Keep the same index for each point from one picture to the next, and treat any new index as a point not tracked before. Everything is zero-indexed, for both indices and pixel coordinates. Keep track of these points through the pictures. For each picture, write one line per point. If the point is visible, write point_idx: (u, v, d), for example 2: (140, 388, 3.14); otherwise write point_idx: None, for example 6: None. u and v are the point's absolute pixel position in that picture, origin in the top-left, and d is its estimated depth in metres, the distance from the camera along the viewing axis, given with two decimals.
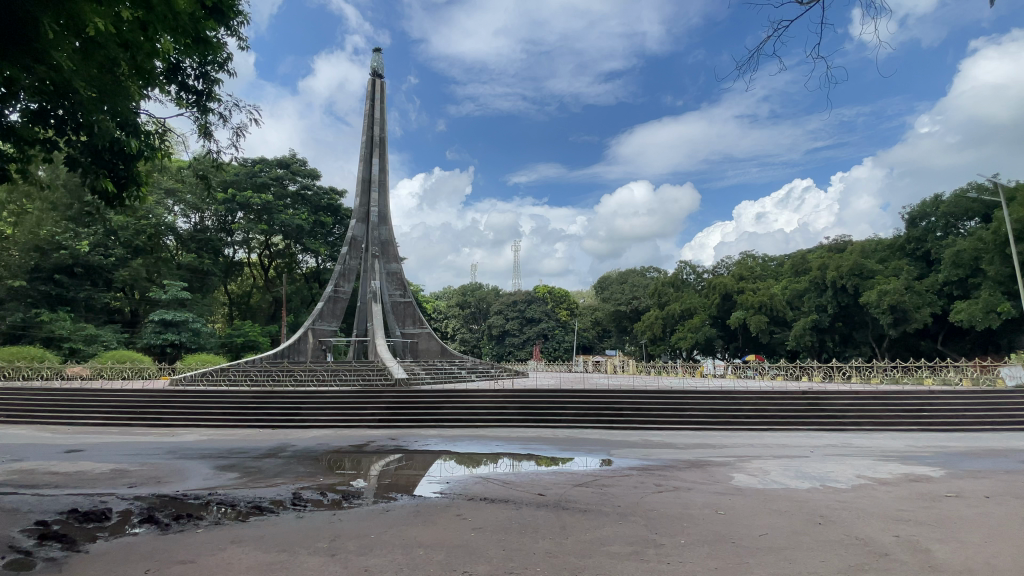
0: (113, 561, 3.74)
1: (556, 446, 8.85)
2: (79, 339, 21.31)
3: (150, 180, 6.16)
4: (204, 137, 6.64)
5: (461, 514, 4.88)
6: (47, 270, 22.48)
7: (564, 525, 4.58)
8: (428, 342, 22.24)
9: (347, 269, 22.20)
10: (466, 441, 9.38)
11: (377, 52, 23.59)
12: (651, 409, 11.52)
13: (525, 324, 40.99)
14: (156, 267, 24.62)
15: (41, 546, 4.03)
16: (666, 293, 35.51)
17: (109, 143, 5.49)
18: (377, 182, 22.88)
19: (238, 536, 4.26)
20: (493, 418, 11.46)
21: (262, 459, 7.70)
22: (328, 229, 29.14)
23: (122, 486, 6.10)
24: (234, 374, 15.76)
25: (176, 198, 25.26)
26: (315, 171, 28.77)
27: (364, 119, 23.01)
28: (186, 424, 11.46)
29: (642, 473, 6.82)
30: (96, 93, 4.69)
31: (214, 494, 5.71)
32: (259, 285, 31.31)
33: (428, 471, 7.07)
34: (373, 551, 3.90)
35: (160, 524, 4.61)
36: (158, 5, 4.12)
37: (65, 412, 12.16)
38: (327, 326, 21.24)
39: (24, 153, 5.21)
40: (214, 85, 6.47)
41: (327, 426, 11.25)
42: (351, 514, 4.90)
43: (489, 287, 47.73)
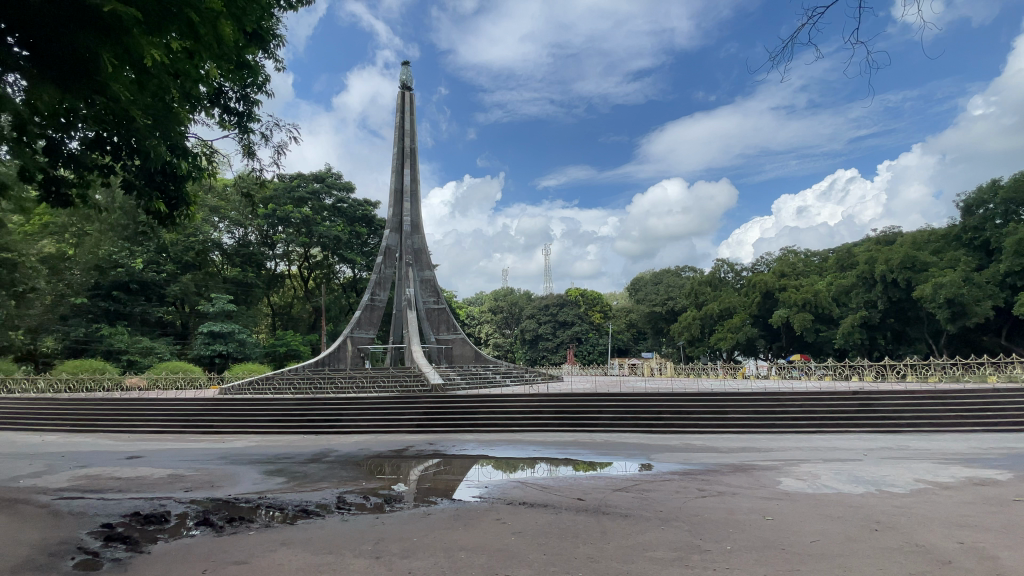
0: (173, 561, 3.94)
1: (593, 451, 8.75)
2: (136, 352, 22.61)
3: (196, 199, 6.52)
4: (247, 156, 6.93)
5: (501, 518, 4.89)
6: (105, 288, 23.75)
7: (606, 530, 4.52)
8: (463, 348, 22.43)
9: (382, 277, 22.68)
10: (503, 445, 9.42)
11: (406, 65, 24.13)
12: (690, 411, 11.25)
13: (558, 327, 40.58)
14: (204, 281, 26.45)
15: (107, 547, 4.29)
16: (703, 293, 34.67)
17: (161, 166, 5.83)
18: (408, 192, 23.33)
19: (286, 538, 4.41)
20: (529, 422, 11.44)
21: (307, 464, 7.95)
22: (362, 240, 29.92)
23: (179, 490, 6.42)
24: (278, 382, 16.34)
25: (220, 215, 26.51)
26: (349, 184, 29.70)
27: (394, 131, 23.57)
28: (235, 431, 11.98)
29: (683, 477, 6.67)
30: (157, 121, 4.98)
31: (263, 498, 5.94)
32: (299, 296, 32.34)
33: (466, 475, 7.12)
34: (416, 553, 3.96)
35: (215, 526, 4.82)
36: (206, 40, 4.29)
37: (125, 420, 12.91)
38: (365, 333, 21.81)
39: (84, 179, 5.54)
40: (254, 106, 6.77)
41: (367, 431, 11.51)
42: (393, 518, 5.00)
43: (521, 291, 47.78)
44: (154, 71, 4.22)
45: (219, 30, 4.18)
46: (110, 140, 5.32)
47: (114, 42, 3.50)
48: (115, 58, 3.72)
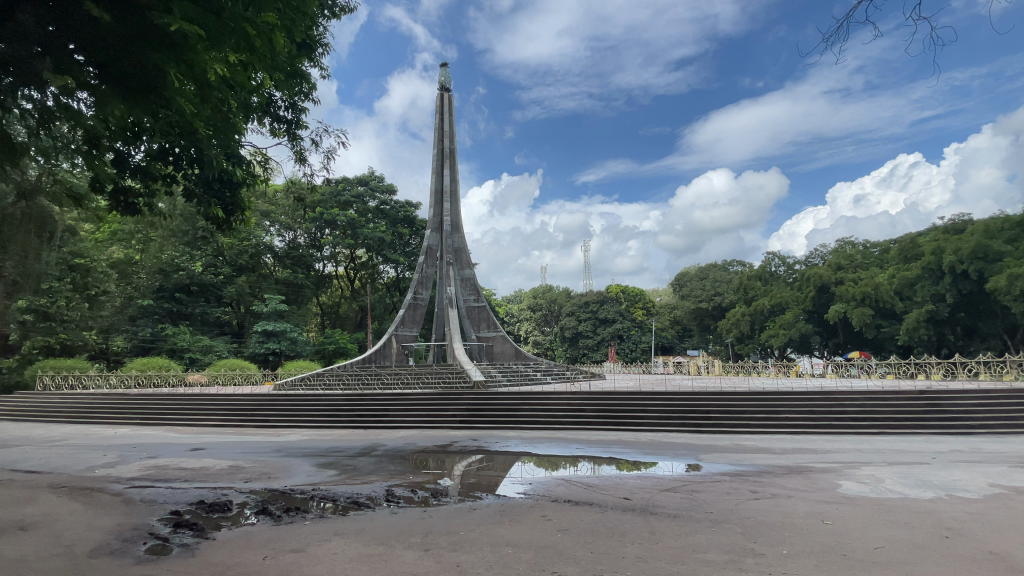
0: (237, 547, 4.18)
1: (639, 450, 8.59)
2: (197, 349, 24.05)
3: (251, 205, 6.87)
4: (299, 162, 7.18)
5: (546, 515, 4.89)
6: (169, 290, 25.41)
7: (653, 531, 4.43)
8: (503, 345, 22.56)
9: (424, 276, 23.14)
10: (547, 443, 9.41)
11: (444, 66, 24.46)
12: (740, 411, 10.88)
13: (598, 325, 40.02)
14: (258, 282, 27.75)
15: (176, 532, 4.59)
16: (752, 288, 33.39)
17: (219, 174, 6.12)
18: (448, 192, 23.63)
19: (339, 528, 4.58)
20: (571, 419, 11.37)
21: (356, 458, 8.22)
22: (404, 241, 30.63)
23: (239, 480, 6.79)
24: (328, 378, 16.97)
25: (271, 219, 27.75)
26: (391, 187, 30.46)
27: (434, 132, 23.97)
28: (289, 425, 12.54)
29: (733, 478, 6.46)
30: (216, 132, 5.22)
31: (317, 489, 6.20)
32: (346, 295, 33.43)
33: (509, 471, 7.15)
34: (464, 547, 4.02)
35: (273, 515, 5.07)
36: (261, 54, 4.42)
37: (189, 414, 13.75)
38: (408, 331, 22.31)
39: (149, 188, 5.91)
40: (301, 113, 7.04)
41: (412, 426, 11.78)
42: (440, 511, 5.09)
43: (561, 289, 47.57)
44: (213, 84, 4.38)
45: (275, 42, 4.28)
46: (172, 151, 5.63)
47: (177, 56, 3.63)
48: (180, 73, 3.88)
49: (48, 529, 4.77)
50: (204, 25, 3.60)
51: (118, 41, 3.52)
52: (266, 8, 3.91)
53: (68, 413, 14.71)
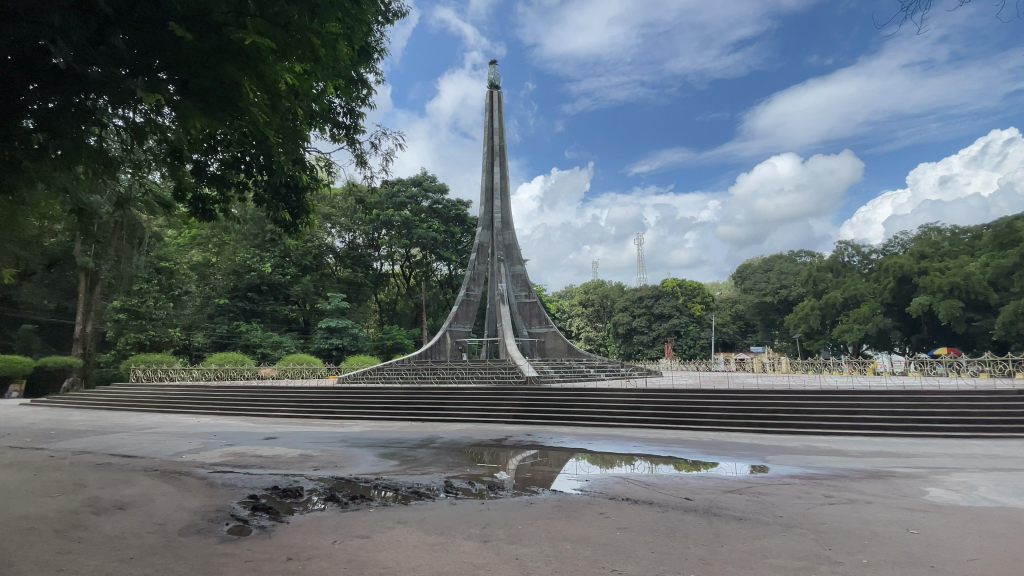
0: (309, 530, 4.43)
1: (700, 450, 8.28)
2: (268, 345, 25.66)
3: (314, 208, 7.19)
4: (360, 165, 7.46)
5: (604, 513, 4.82)
6: (243, 290, 27.23)
7: (718, 533, 4.26)
8: (556, 341, 22.49)
9: (477, 273, 23.46)
10: (602, 440, 9.28)
11: (493, 64, 24.59)
12: (810, 410, 10.26)
13: (653, 320, 38.89)
14: (321, 281, 29.22)
15: (255, 515, 4.93)
16: (822, 280, 31.36)
17: (286, 180, 6.46)
18: (499, 189, 23.82)
19: (401, 517, 4.75)
20: (627, 417, 11.15)
21: (415, 449, 8.49)
22: (457, 239, 31.23)
23: (309, 468, 7.19)
24: (387, 372, 17.63)
25: (332, 221, 29.11)
26: (443, 186, 31.11)
27: (484, 130, 24.22)
28: (352, 417, 13.15)
29: (804, 481, 6.10)
30: (286, 142, 5.47)
31: (380, 478, 6.46)
32: (402, 293, 34.53)
33: (564, 467, 7.13)
34: (522, 540, 4.05)
35: (341, 502, 5.33)
36: (325, 62, 4.56)
37: (262, 405, 14.72)
38: (462, 327, 22.71)
39: (225, 195, 6.33)
40: (359, 118, 7.32)
41: (467, 420, 12.01)
42: (497, 505, 5.14)
43: (613, 283, 46.77)
44: (283, 94, 4.55)
45: (340, 48, 4.40)
46: (244, 159, 6.00)
47: (251, 70, 3.77)
48: (255, 87, 4.05)
49: (144, 508, 5.26)
50: (274, 38, 3.73)
51: (199, 59, 3.68)
52: (330, 18, 4.02)
53: (158, 403, 16.15)
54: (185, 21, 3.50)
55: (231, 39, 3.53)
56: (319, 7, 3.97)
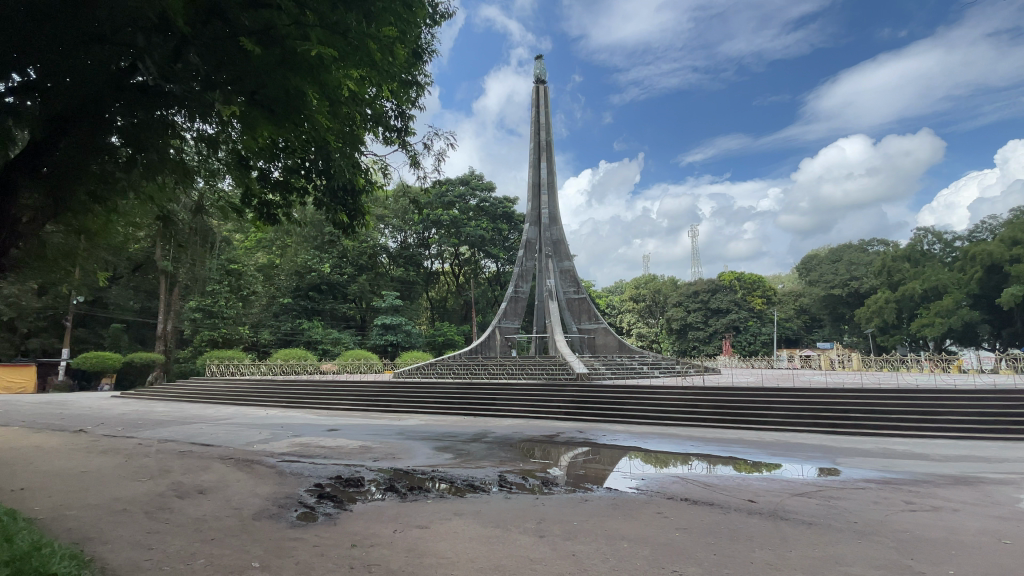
0: (370, 519, 4.61)
1: (763, 450, 7.91)
2: (328, 341, 26.87)
3: (370, 210, 7.41)
4: (414, 166, 7.59)
5: (663, 512, 4.70)
6: (304, 289, 28.38)
7: (786, 538, 4.05)
8: (606, 338, 22.16)
9: (525, 270, 23.51)
10: (657, 438, 9.07)
11: (539, 59, 24.50)
12: (885, 411, 9.56)
13: (710, 316, 37.46)
14: (376, 280, 30.30)
15: (321, 503, 5.19)
16: (898, 270, 29.07)
17: (344, 183, 6.69)
18: (546, 185, 23.74)
19: (458, 509, 4.84)
20: (683, 415, 10.83)
21: (469, 443, 8.63)
22: (504, 236, 31.51)
23: (369, 459, 7.49)
24: (439, 368, 18.04)
25: (385, 222, 30.09)
26: (490, 184, 31.44)
27: (531, 126, 24.20)
28: (407, 410, 13.56)
29: (880, 486, 5.70)
30: (345, 147, 5.71)
31: (436, 471, 6.62)
32: (452, 290, 35.21)
33: (617, 465, 7.02)
34: (578, 537, 4.03)
35: (400, 493, 5.51)
36: (381, 67, 4.67)
37: (323, 399, 15.46)
38: (511, 324, 22.85)
39: (287, 200, 6.66)
40: (410, 121, 7.50)
41: (519, 416, 12.06)
42: (551, 500, 5.14)
43: (665, 278, 45.51)
44: (342, 101, 4.74)
45: (399, 52, 4.48)
46: (303, 165, 6.29)
47: (314, 78, 3.93)
48: (319, 95, 4.24)
49: (222, 493, 5.66)
50: (336, 45, 3.86)
51: (267, 71, 3.83)
52: (384, 24, 4.17)
53: (230, 396, 17.32)
54: (254, 35, 3.67)
55: (298, 50, 3.71)
56: (374, 12, 4.07)
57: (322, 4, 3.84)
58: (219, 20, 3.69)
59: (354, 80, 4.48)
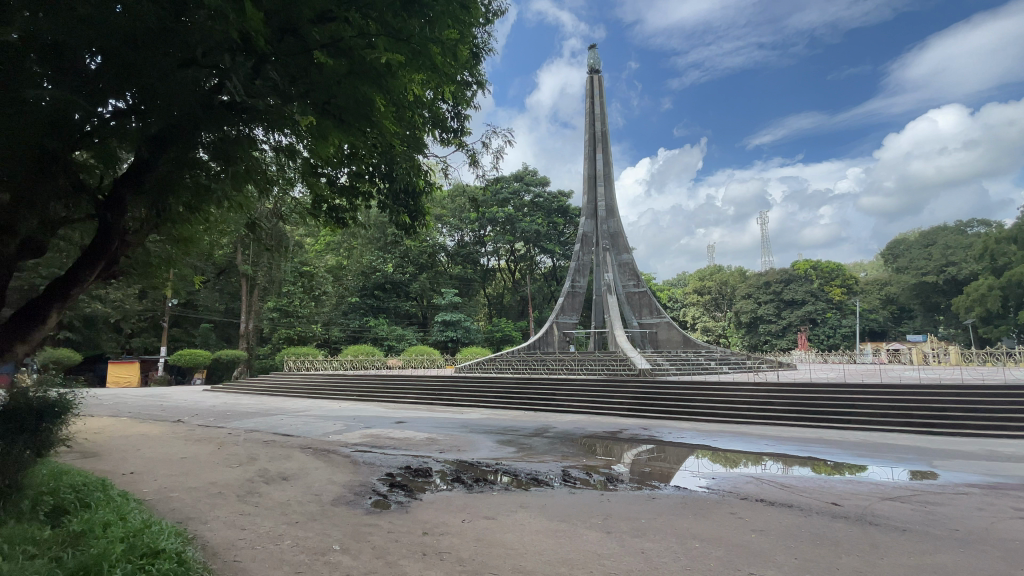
0: (440, 508, 4.77)
1: (847, 451, 7.38)
2: (393, 338, 27.93)
3: (430, 211, 7.58)
4: (473, 166, 7.67)
5: (737, 513, 4.51)
6: (371, 288, 29.72)
7: (876, 544, 3.76)
8: (669, 332, 21.49)
9: (582, 264, 23.28)
10: (727, 437, 8.69)
11: (592, 49, 24.07)
12: (993, 410, 8.58)
13: (783, 308, 35.25)
14: (436, 278, 31.18)
15: (393, 491, 5.45)
16: (1003, 253, 25.97)
17: (405, 186, 6.91)
18: (602, 176, 23.33)
19: (523, 502, 4.90)
20: (754, 413, 10.31)
21: (531, 438, 8.70)
22: (560, 230, 31.40)
23: (435, 451, 7.73)
24: (499, 363, 18.29)
25: (443, 222, 30.88)
26: (545, 179, 31.35)
27: (585, 118, 23.87)
28: (469, 404, 13.87)
29: (988, 492, 5.15)
30: (409, 150, 5.92)
31: (500, 464, 6.73)
32: (509, 287, 35.57)
33: (684, 463, 6.81)
34: (647, 534, 3.95)
35: (466, 484, 5.66)
36: (441, 72, 4.78)
37: (389, 393, 16.13)
38: (569, 319, 22.68)
39: (353, 204, 6.97)
40: (466, 121, 7.62)
41: (580, 412, 11.98)
42: (617, 497, 5.07)
43: (732, 269, 43.42)
44: (405, 106, 4.89)
45: (460, 55, 4.58)
46: (367, 170, 6.58)
47: (381, 85, 4.09)
48: (386, 102, 4.42)
49: (303, 480, 6.08)
50: (399, 51, 4.00)
51: (337, 82, 4.01)
52: (445, 27, 4.29)
53: (305, 390, 18.45)
54: (326, 48, 3.86)
55: (367, 60, 3.88)
56: (433, 16, 4.19)
57: (386, 13, 3.98)
58: (293, 36, 3.89)
59: (417, 83, 4.62)
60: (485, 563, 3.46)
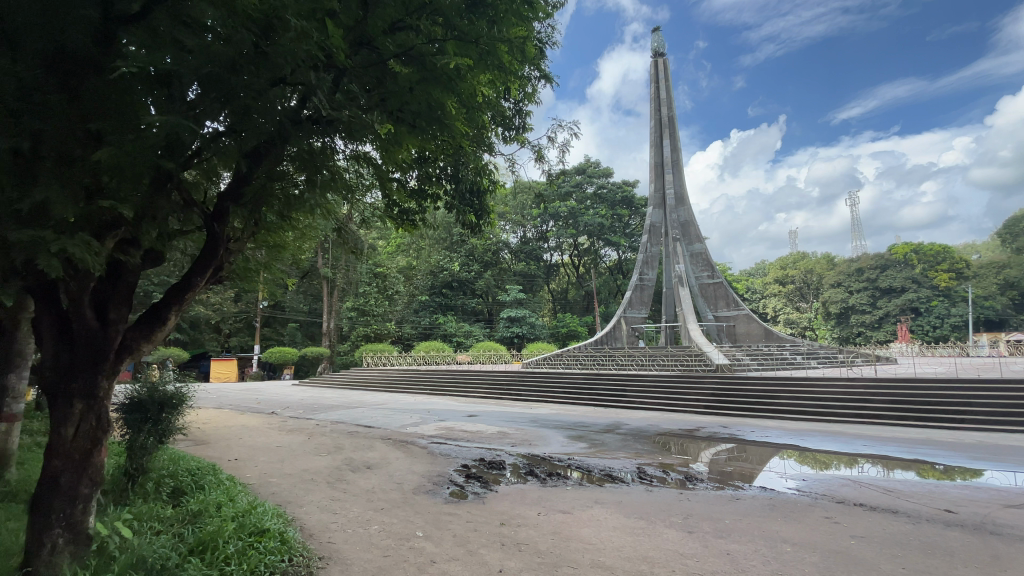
0: (515, 500, 4.85)
1: (961, 453, 6.63)
2: (461, 334, 28.71)
3: (495, 209, 7.64)
4: (538, 160, 7.66)
5: (832, 518, 4.19)
6: (439, 286, 30.38)
7: (1001, 557, 3.35)
8: (748, 325, 20.32)
9: (650, 256, 22.57)
10: (817, 437, 8.10)
11: (655, 31, 23.24)
12: None
13: (877, 297, 32.18)
14: (500, 275, 31.66)
15: (469, 482, 5.61)
16: None
17: (472, 184, 7.03)
18: (670, 163, 22.48)
19: (598, 497, 4.87)
20: (847, 411, 9.53)
21: (603, 434, 8.60)
22: (625, 222, 30.69)
23: (507, 444, 7.87)
24: (567, 358, 18.24)
25: (506, 219, 31.28)
26: (608, 170, 30.75)
27: (650, 104, 23.09)
28: (538, 399, 13.96)
29: None
30: (475, 149, 6.03)
31: (573, 459, 6.71)
32: (573, 281, 35.40)
33: (768, 464, 6.44)
34: (732, 536, 3.78)
35: (540, 478, 5.72)
36: (504, 72, 4.83)
37: (460, 388, 16.61)
38: (638, 313, 22.10)
39: (422, 206, 7.20)
40: (528, 116, 7.62)
41: (653, 408, 11.68)
42: (698, 496, 4.88)
43: (816, 256, 40.29)
44: (473, 107, 4.96)
45: (525, 52, 4.58)
46: (434, 171, 6.78)
47: (452, 88, 4.20)
48: (455, 104, 4.57)
49: (385, 469, 6.42)
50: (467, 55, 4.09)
51: (410, 90, 4.13)
52: (509, 25, 4.35)
53: (382, 384, 19.43)
54: (399, 57, 4.04)
55: (437, 65, 4.03)
56: (497, 15, 4.25)
57: (453, 16, 4.07)
58: (368, 48, 4.06)
59: (483, 83, 4.69)
60: (563, 556, 3.47)
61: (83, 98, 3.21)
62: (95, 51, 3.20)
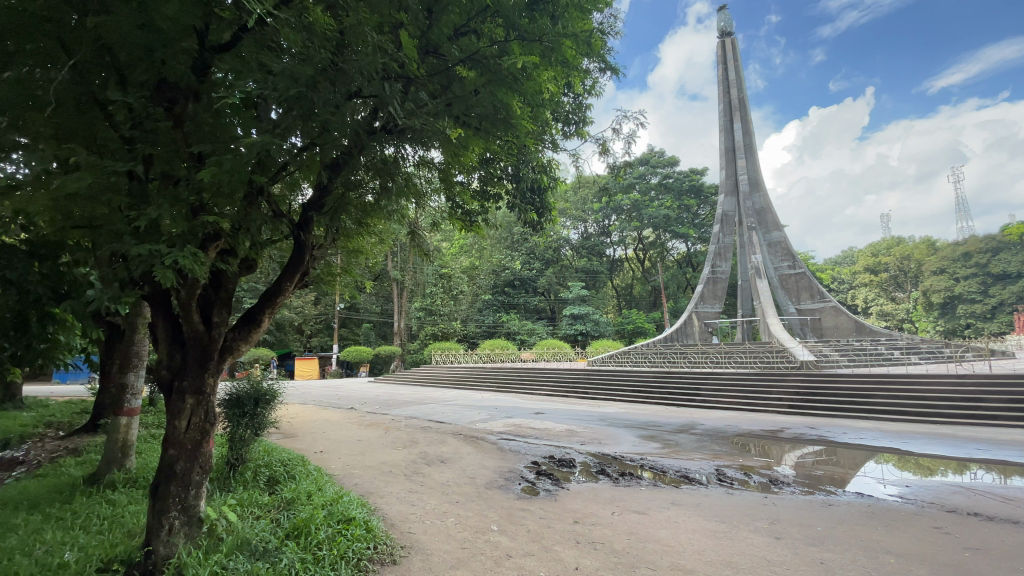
0: (588, 499, 4.81)
1: None
2: (525, 332, 28.93)
3: (556, 206, 7.61)
4: (600, 154, 7.53)
5: (943, 529, 3.78)
6: (502, 285, 30.72)
7: None
8: (836, 318, 18.79)
9: (722, 247, 21.47)
10: (922, 439, 7.35)
11: (722, 10, 22.04)
12: None
13: (989, 284, 28.62)
14: (562, 272, 31.53)
15: (541, 479, 5.65)
16: None
17: (534, 182, 7.03)
18: (743, 147, 21.30)
19: (674, 499, 4.71)
20: (957, 412, 8.56)
21: (677, 434, 8.32)
22: (693, 212, 29.47)
23: (576, 443, 7.81)
24: (635, 355, 17.82)
25: (567, 216, 31.10)
26: (673, 159, 29.63)
27: (719, 86, 21.96)
28: (606, 397, 13.74)
29: None
30: (536, 146, 6.04)
31: (645, 459, 6.55)
32: (638, 276, 34.51)
33: (863, 468, 5.93)
34: (826, 543, 3.53)
35: (612, 477, 5.63)
36: (566, 66, 4.78)
37: (527, 385, 16.72)
38: (710, 308, 21.12)
39: (485, 207, 7.29)
40: (588, 110, 7.50)
41: (729, 407, 11.13)
42: (784, 500, 4.59)
43: (912, 241, 36.49)
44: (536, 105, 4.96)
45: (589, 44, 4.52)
46: (496, 171, 6.85)
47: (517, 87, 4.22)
48: (520, 103, 4.59)
49: (458, 464, 6.60)
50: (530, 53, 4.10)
51: (476, 92, 4.19)
52: (570, 19, 4.32)
53: (451, 382, 19.99)
54: (464, 62, 4.15)
55: (503, 66, 4.08)
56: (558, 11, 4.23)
57: (514, 15, 4.11)
58: (434, 55, 4.20)
59: (546, 80, 4.68)
60: (641, 557, 3.40)
61: (187, 124, 3.56)
62: (194, 81, 3.53)
